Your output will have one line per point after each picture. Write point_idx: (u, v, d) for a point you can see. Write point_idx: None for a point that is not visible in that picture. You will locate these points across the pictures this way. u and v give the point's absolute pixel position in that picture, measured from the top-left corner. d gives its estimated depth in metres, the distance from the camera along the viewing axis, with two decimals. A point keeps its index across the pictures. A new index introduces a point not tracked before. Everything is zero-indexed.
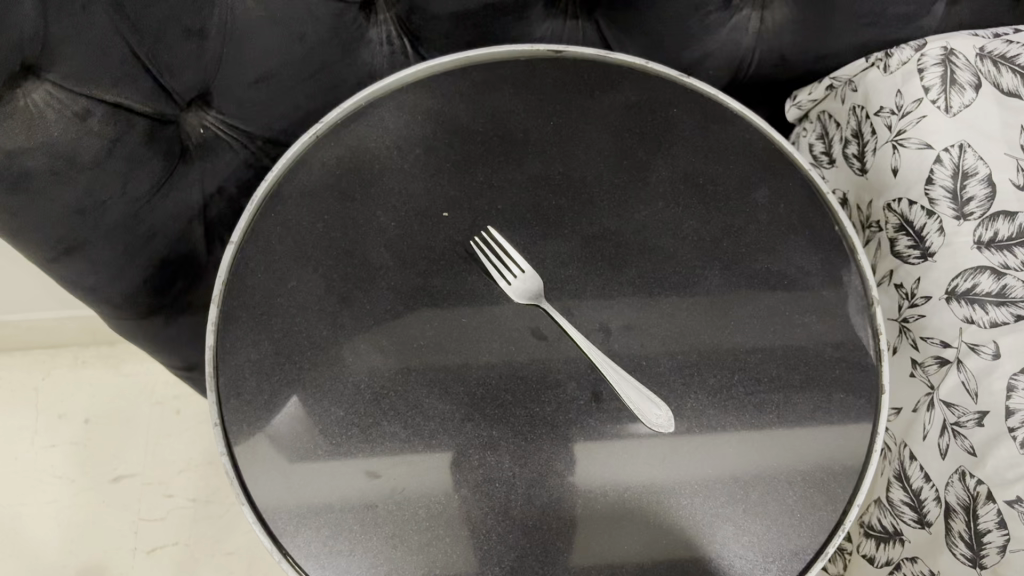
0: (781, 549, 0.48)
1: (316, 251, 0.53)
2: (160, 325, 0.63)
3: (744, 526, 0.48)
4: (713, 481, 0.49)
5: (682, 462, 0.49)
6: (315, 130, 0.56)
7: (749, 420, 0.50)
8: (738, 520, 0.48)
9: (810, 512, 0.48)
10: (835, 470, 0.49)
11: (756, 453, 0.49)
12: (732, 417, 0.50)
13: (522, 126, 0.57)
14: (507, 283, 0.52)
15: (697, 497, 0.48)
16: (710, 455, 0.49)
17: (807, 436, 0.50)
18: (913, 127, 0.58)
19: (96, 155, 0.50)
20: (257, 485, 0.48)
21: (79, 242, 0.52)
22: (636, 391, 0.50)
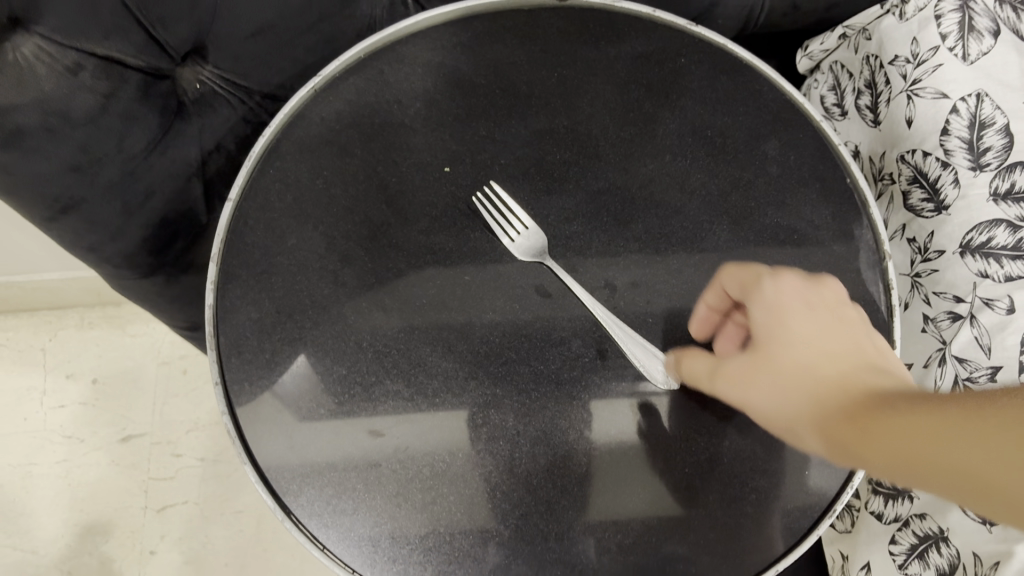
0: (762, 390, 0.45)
1: (316, 208, 0.52)
2: (161, 286, 0.62)
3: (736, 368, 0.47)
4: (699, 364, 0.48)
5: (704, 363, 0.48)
6: (313, 84, 0.54)
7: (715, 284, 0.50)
8: (727, 388, 0.46)
9: (811, 335, 0.46)
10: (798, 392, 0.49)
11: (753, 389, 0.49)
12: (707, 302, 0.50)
13: (525, 78, 0.56)
14: (510, 240, 0.51)
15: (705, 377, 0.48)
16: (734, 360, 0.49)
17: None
18: (928, 75, 0.56)
19: (88, 112, 0.48)
20: (259, 444, 0.47)
21: (75, 200, 0.51)
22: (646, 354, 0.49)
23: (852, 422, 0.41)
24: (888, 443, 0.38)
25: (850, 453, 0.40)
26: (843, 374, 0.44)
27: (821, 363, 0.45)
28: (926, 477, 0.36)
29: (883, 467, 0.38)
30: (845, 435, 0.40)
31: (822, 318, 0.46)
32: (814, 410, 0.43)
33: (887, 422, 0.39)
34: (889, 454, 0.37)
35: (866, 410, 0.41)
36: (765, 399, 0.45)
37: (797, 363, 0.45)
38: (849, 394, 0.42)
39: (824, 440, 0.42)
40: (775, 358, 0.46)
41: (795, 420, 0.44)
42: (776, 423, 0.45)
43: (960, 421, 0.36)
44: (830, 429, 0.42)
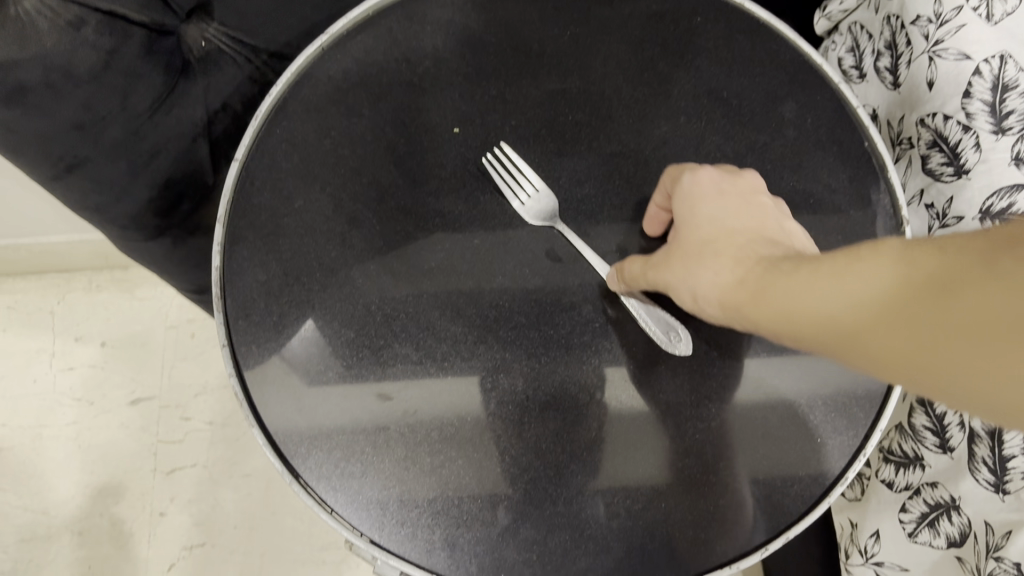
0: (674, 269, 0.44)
1: (323, 169, 0.51)
2: (168, 249, 0.62)
3: (662, 256, 0.45)
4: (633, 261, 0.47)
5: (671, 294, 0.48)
6: (321, 42, 0.53)
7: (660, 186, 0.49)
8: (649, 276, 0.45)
9: (712, 215, 0.44)
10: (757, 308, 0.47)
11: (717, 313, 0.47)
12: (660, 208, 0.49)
13: (537, 37, 0.55)
14: (519, 203, 0.50)
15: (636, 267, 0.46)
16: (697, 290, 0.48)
17: (815, 367, 0.49)
18: (951, 36, 0.54)
19: (91, 68, 0.48)
20: (267, 407, 0.47)
21: (80, 159, 0.50)
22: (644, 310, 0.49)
23: (741, 295, 0.40)
24: (781, 309, 0.37)
25: (760, 326, 0.39)
26: (745, 249, 0.42)
27: (732, 239, 0.43)
28: (827, 343, 0.35)
29: (788, 333, 0.37)
30: (743, 306, 0.40)
31: (714, 209, 0.45)
32: (716, 283, 0.42)
33: (770, 290, 0.38)
34: (789, 321, 0.37)
35: (750, 279, 0.40)
36: (679, 280, 0.44)
37: (699, 245, 0.44)
38: (740, 264, 0.41)
39: (731, 316, 0.41)
40: (687, 242, 0.44)
41: (704, 293, 0.42)
42: (687, 301, 0.44)
43: (837, 278, 0.35)
44: (727, 301, 0.41)
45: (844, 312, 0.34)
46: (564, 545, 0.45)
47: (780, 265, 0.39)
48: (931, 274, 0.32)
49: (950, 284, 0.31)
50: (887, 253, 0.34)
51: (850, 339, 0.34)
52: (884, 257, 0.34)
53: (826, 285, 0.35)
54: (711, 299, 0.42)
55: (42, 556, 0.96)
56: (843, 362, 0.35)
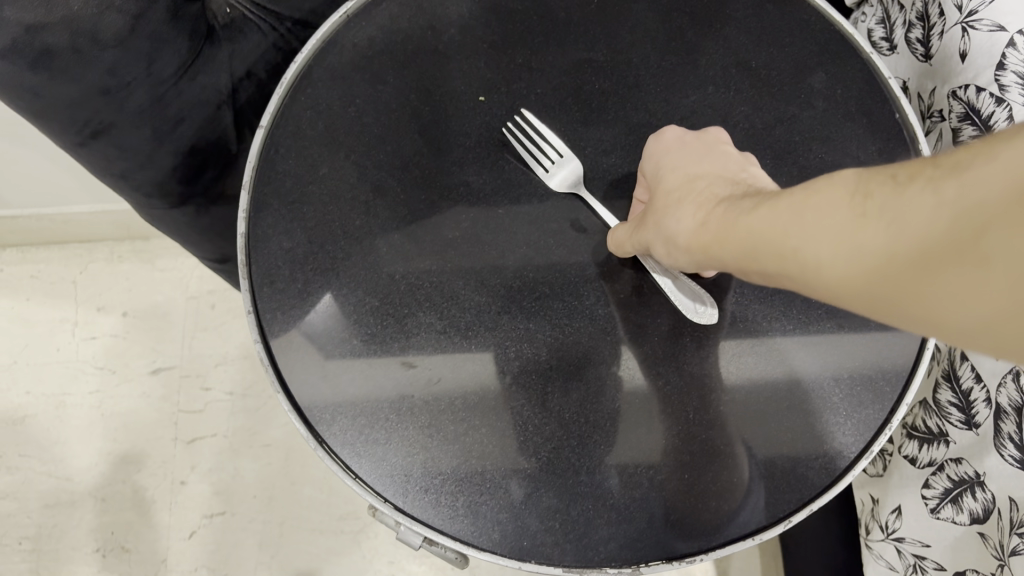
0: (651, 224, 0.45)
1: (348, 137, 0.51)
2: (191, 217, 0.62)
3: (642, 216, 0.46)
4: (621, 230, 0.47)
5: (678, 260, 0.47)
6: (346, 9, 0.53)
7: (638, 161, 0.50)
8: (635, 239, 0.46)
9: (679, 172, 0.45)
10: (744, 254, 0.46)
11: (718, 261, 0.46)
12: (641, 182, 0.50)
13: (563, 5, 0.54)
14: (545, 170, 0.50)
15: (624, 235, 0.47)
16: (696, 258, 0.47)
17: (839, 342, 0.49)
18: (985, 7, 0.53)
19: (118, 33, 0.47)
20: (292, 374, 0.47)
21: (105, 125, 0.50)
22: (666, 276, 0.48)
23: (710, 238, 0.40)
24: (749, 250, 0.36)
25: (736, 269, 0.39)
26: (710, 197, 0.42)
27: (699, 192, 0.43)
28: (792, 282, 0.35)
29: (758, 273, 0.37)
30: (714, 250, 0.39)
31: (683, 164, 0.46)
32: (686, 231, 0.42)
33: (736, 230, 0.38)
34: (758, 264, 0.36)
35: (716, 223, 0.40)
36: (654, 235, 0.44)
37: (671, 197, 0.44)
38: (705, 211, 0.42)
39: (705, 260, 0.41)
40: (659, 198, 0.45)
41: (676, 240, 0.42)
42: (665, 255, 0.44)
43: (795, 211, 0.34)
44: (698, 245, 0.41)
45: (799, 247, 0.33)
46: (586, 514, 0.45)
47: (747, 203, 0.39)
48: (878, 204, 0.31)
49: (892, 212, 0.30)
50: (842, 183, 0.33)
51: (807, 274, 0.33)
52: (837, 186, 0.33)
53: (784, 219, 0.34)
54: (680, 245, 0.42)
55: (65, 522, 0.97)
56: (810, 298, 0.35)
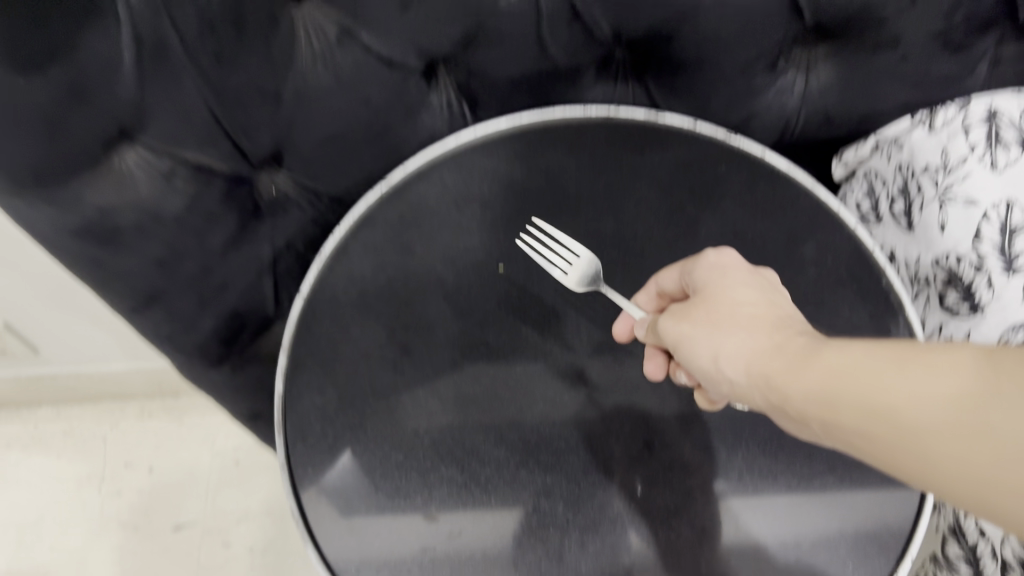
0: (701, 328, 0.45)
1: (378, 302, 0.55)
2: (227, 376, 0.66)
3: (691, 316, 0.46)
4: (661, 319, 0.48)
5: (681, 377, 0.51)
6: (380, 190, 0.57)
7: (679, 265, 0.51)
8: (672, 330, 0.47)
9: (740, 290, 0.46)
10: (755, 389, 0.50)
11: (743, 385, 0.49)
12: (672, 277, 0.52)
13: (575, 183, 0.59)
14: (562, 273, 0.56)
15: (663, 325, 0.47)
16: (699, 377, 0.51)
17: (844, 496, 0.51)
18: (958, 184, 0.58)
19: (176, 212, 0.52)
20: (320, 525, 0.50)
21: (158, 293, 0.55)
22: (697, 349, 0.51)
23: (778, 366, 0.40)
24: (829, 396, 0.36)
25: (792, 411, 0.39)
26: (772, 320, 0.43)
27: (757, 312, 0.44)
28: (874, 440, 0.35)
29: (824, 412, 0.37)
30: (775, 383, 0.39)
31: (742, 283, 0.46)
32: (748, 349, 0.42)
33: (812, 370, 0.38)
34: (834, 414, 0.36)
35: (786, 354, 0.40)
36: (703, 341, 0.44)
37: (729, 309, 0.45)
38: (769, 337, 0.42)
39: (758, 389, 0.41)
40: (712, 304, 0.46)
41: (731, 358, 0.43)
42: (708, 368, 0.44)
43: (898, 363, 0.35)
44: (757, 371, 0.41)
45: (905, 405, 0.33)
46: None
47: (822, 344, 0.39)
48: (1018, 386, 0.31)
49: None
50: (963, 357, 0.33)
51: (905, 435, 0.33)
52: (962, 359, 0.33)
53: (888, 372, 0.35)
54: (739, 362, 0.42)
55: None
56: (888, 463, 0.35)
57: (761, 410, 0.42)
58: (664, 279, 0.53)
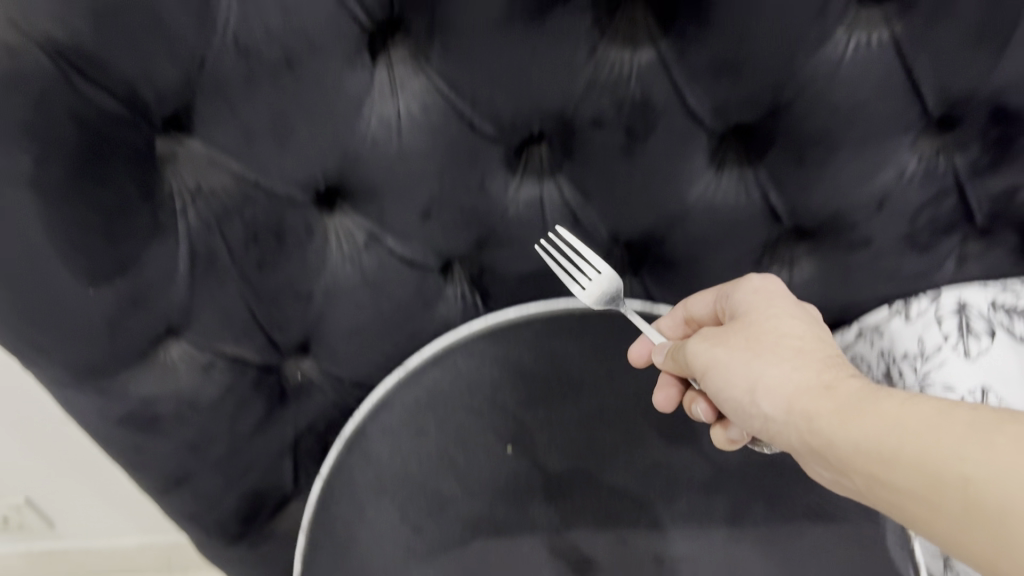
0: (739, 351, 0.46)
1: (393, 482, 0.58)
2: (242, 555, 0.67)
3: (729, 341, 0.47)
4: (692, 344, 0.49)
5: (697, 409, 0.52)
6: (397, 376, 0.62)
7: (714, 290, 0.54)
8: (704, 354, 0.47)
9: (786, 319, 0.47)
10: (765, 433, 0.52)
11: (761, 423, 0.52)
12: (704, 300, 0.55)
13: (576, 369, 0.63)
14: (581, 288, 0.56)
15: (696, 347, 0.48)
16: (714, 412, 0.52)
17: None
18: (937, 371, 0.64)
19: (212, 399, 0.56)
20: None
21: (187, 475, 0.58)
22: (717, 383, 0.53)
23: (834, 411, 0.41)
24: (888, 454, 0.37)
25: (838, 459, 0.40)
26: (822, 364, 0.44)
27: (801, 346, 0.45)
28: (924, 503, 0.35)
29: (873, 450, 0.38)
30: (823, 428, 0.41)
31: (784, 311, 0.48)
32: (794, 389, 0.43)
33: (873, 424, 0.38)
34: (887, 469, 0.37)
35: (844, 405, 0.40)
36: (737, 368, 0.46)
37: (773, 341, 0.46)
38: (820, 381, 0.43)
39: (796, 423, 0.43)
40: (753, 331, 0.47)
41: (774, 394, 0.44)
42: (743, 401, 0.45)
43: (972, 421, 0.35)
44: (805, 410, 0.42)
45: (964, 471, 0.33)
46: None
47: (885, 399, 0.39)
48: None
49: None
50: None
51: (961, 499, 0.33)
52: None
53: (952, 437, 0.35)
54: (780, 396, 0.44)
55: None
56: (935, 528, 0.35)
57: (793, 449, 0.44)
58: (695, 302, 0.55)
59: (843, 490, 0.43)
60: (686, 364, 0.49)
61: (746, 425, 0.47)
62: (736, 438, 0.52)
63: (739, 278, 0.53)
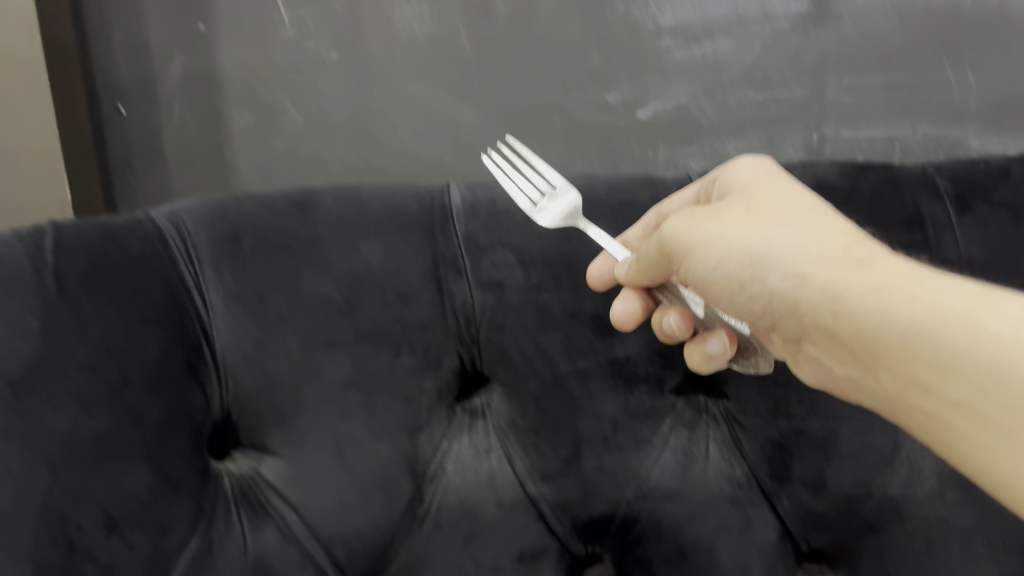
0: (739, 221, 0.38)
1: None
2: None
3: (722, 218, 0.39)
4: (674, 217, 0.40)
5: (668, 319, 0.43)
6: None
7: (696, 183, 0.46)
8: (690, 230, 0.39)
9: (790, 195, 0.39)
10: (749, 344, 0.44)
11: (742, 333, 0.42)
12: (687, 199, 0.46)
13: None
14: (531, 205, 0.45)
15: (689, 226, 0.39)
16: (689, 327, 0.43)
17: None
18: None
19: None
20: None
21: None
22: (686, 297, 0.44)
23: (867, 287, 0.34)
24: (948, 362, 0.31)
25: (864, 349, 0.34)
26: (837, 229, 0.37)
27: (812, 216, 0.38)
28: (984, 424, 0.30)
29: (922, 347, 0.32)
30: (856, 306, 0.34)
31: (786, 184, 0.40)
32: (816, 261, 0.36)
33: (924, 306, 0.33)
34: (932, 374, 0.32)
35: (881, 278, 0.34)
36: (740, 236, 0.37)
37: (777, 210, 0.38)
38: (847, 255, 0.36)
39: (812, 308, 0.36)
40: (750, 204, 0.39)
41: (789, 266, 0.36)
42: (740, 276, 0.37)
43: None
44: (829, 285, 0.35)
45: None
46: None
47: (929, 283, 0.34)
48: None
49: None
50: None
51: None
52: None
53: None
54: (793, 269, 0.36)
55: None
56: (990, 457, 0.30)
57: (799, 331, 0.37)
58: (671, 203, 0.46)
59: (846, 386, 0.38)
60: (667, 248, 0.40)
61: (738, 313, 0.40)
62: (716, 352, 0.42)
63: (730, 163, 0.43)
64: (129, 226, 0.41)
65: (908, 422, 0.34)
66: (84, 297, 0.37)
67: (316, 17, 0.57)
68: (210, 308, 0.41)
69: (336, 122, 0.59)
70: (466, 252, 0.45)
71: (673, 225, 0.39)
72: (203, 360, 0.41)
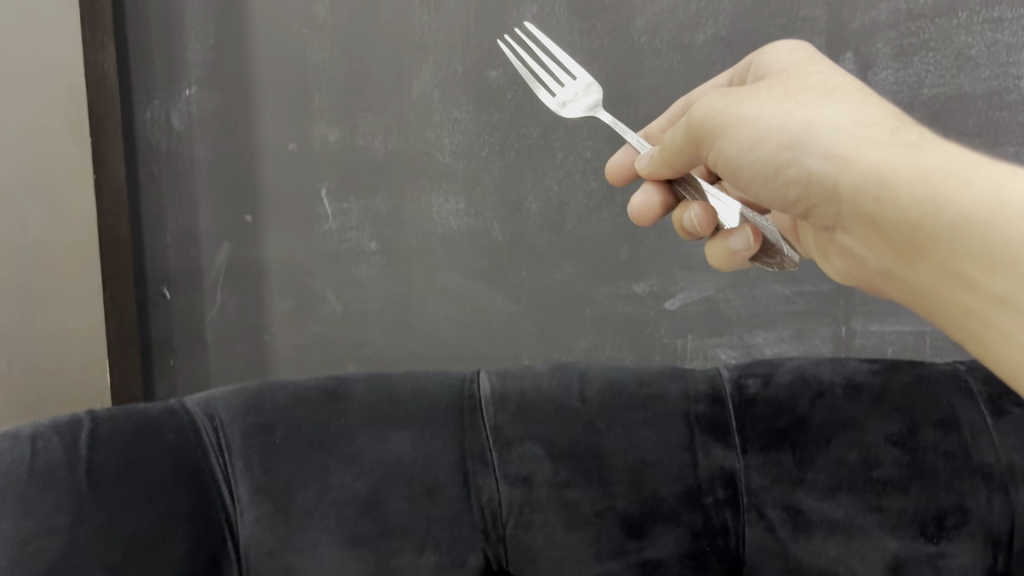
0: (778, 100, 0.35)
1: None
2: None
3: (762, 95, 0.35)
4: (705, 98, 0.37)
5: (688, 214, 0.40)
6: None
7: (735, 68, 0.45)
8: (726, 110, 0.36)
9: (836, 76, 0.36)
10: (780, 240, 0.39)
11: (766, 232, 0.38)
12: (717, 83, 0.48)
13: None
14: (556, 103, 0.43)
15: (724, 108, 0.36)
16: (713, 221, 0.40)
17: None
18: None
19: None
20: None
21: None
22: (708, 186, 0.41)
23: (918, 173, 0.30)
24: (995, 254, 0.27)
25: (907, 240, 0.30)
26: (887, 118, 0.34)
27: (858, 95, 0.35)
28: (994, 292, 0.27)
29: (957, 236, 0.28)
30: (904, 195, 0.30)
31: (833, 72, 0.37)
32: (862, 144, 0.32)
33: (964, 183, 0.29)
34: (979, 270, 0.27)
35: (932, 161, 0.30)
36: (774, 119, 0.34)
37: (824, 91, 0.35)
38: (898, 139, 0.32)
39: (854, 193, 0.32)
40: (787, 84, 0.36)
41: (830, 146, 0.33)
42: (775, 158, 0.34)
43: None
44: (873, 169, 0.31)
45: None
46: None
47: (982, 167, 0.30)
48: None
49: None
50: None
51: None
52: None
53: None
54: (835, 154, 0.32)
55: None
56: (975, 320, 0.28)
57: (831, 216, 0.35)
58: (699, 91, 0.50)
59: (881, 280, 0.35)
60: (693, 129, 0.37)
61: (770, 202, 0.37)
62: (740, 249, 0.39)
63: (766, 45, 0.41)
64: (164, 417, 0.41)
65: (919, 302, 0.32)
66: (116, 494, 0.37)
67: (360, 212, 0.63)
68: (238, 501, 0.41)
69: (372, 309, 0.65)
70: (494, 445, 0.45)
71: (704, 107, 0.36)
72: (226, 555, 0.40)
